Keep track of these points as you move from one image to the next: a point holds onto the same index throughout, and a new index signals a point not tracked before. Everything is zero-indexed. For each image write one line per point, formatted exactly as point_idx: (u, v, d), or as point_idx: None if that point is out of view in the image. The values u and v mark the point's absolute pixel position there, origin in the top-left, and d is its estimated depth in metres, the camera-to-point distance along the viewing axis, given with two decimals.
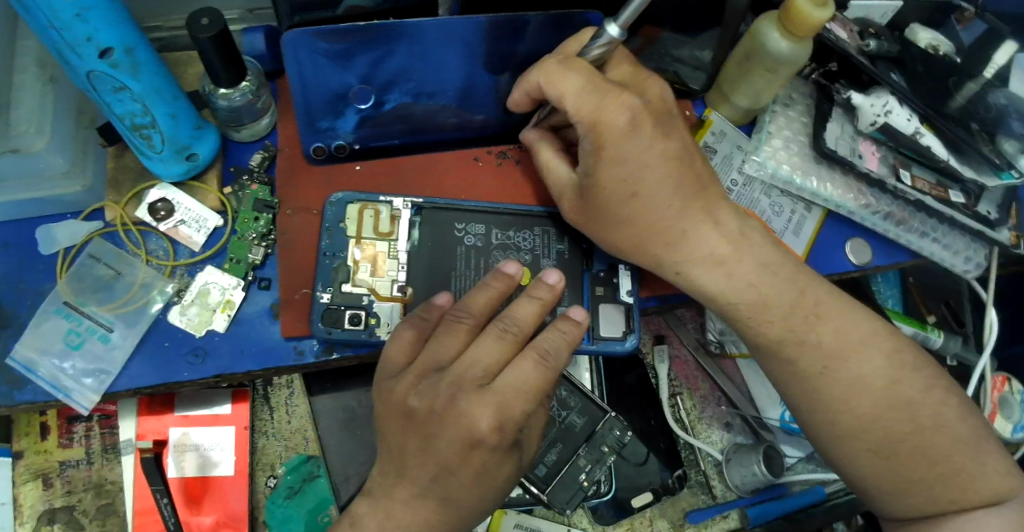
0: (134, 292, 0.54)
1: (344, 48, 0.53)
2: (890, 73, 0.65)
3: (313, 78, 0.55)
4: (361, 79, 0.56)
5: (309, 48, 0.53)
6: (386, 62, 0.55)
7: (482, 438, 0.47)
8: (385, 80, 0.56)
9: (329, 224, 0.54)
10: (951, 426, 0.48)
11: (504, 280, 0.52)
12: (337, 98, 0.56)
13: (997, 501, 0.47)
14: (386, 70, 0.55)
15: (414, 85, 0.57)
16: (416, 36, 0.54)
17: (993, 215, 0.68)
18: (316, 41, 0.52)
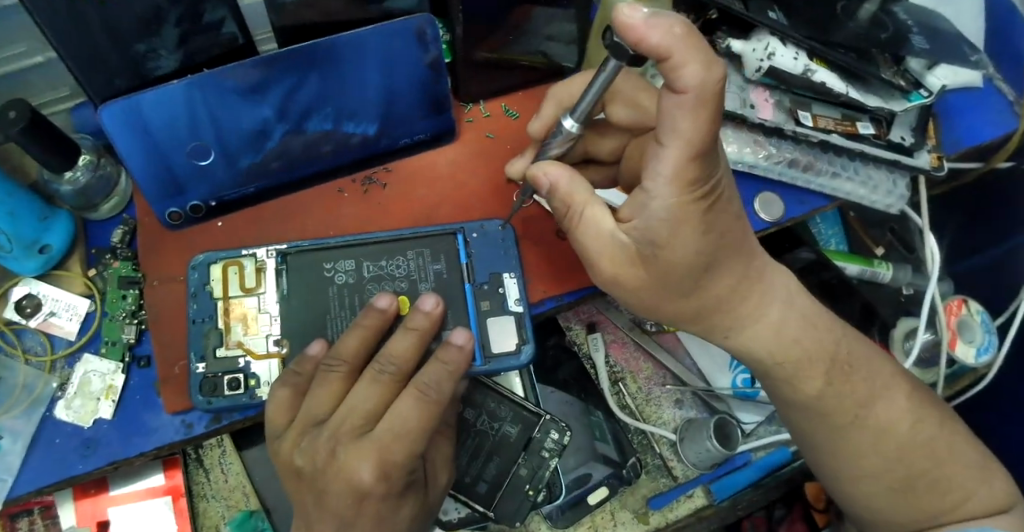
0: (17, 395, 0.52)
1: (259, 78, 0.51)
2: (767, 12, 0.59)
3: (226, 118, 0.52)
4: (276, 110, 0.53)
5: (218, 87, 0.50)
6: (301, 90, 0.53)
7: (368, 490, 0.45)
8: (302, 109, 0.54)
9: (194, 289, 0.53)
10: (852, 394, 0.51)
11: (376, 316, 0.50)
12: (252, 135, 0.54)
13: (892, 456, 0.51)
14: (302, 99, 0.53)
15: (337, 107, 0.55)
16: (332, 59, 0.52)
17: (908, 141, 0.64)
18: (225, 79, 0.50)
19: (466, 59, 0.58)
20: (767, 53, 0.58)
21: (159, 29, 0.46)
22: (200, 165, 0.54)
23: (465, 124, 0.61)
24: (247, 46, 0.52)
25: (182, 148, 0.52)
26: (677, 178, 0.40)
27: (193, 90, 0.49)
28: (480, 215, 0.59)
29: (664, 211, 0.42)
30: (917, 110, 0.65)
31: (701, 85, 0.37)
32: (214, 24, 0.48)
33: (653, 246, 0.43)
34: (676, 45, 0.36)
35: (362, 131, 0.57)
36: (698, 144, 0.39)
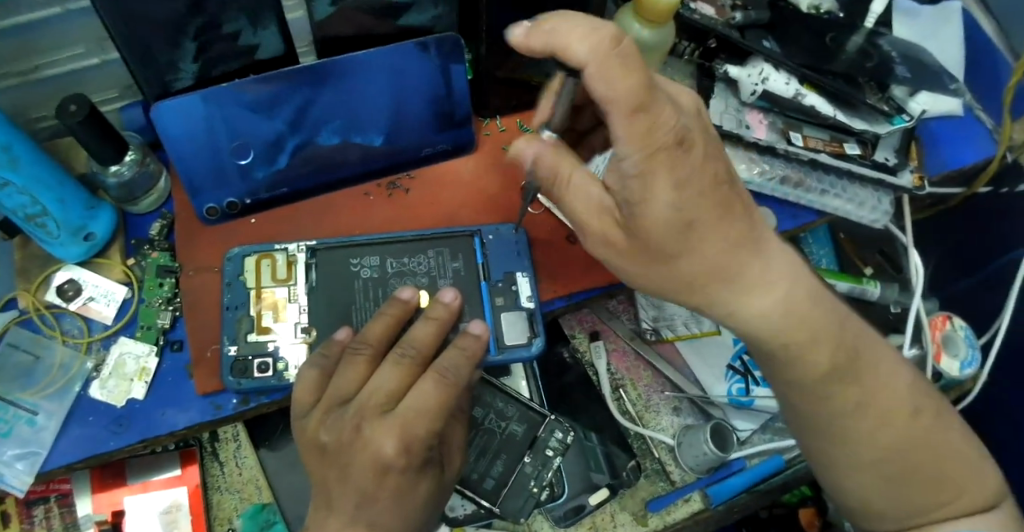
0: (54, 374, 0.56)
1: (272, 93, 0.55)
2: (762, 41, 0.66)
3: (241, 128, 0.56)
4: (288, 123, 0.57)
5: (235, 101, 0.55)
6: (312, 105, 0.57)
7: (389, 463, 0.47)
8: (312, 123, 0.58)
9: (229, 280, 0.56)
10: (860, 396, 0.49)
11: (400, 306, 0.54)
12: (265, 146, 0.58)
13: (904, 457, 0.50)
14: (312, 113, 0.57)
15: (343, 122, 0.59)
16: (341, 76, 0.56)
17: (892, 161, 0.69)
18: (240, 93, 0.54)
19: (484, 79, 0.63)
20: (760, 78, 0.64)
21: (215, 36, 0.51)
22: (227, 168, 0.58)
23: (483, 136, 0.66)
24: (288, 56, 0.56)
25: (203, 155, 0.57)
26: (633, 139, 0.37)
27: (210, 102, 0.54)
28: (494, 220, 0.63)
29: (635, 168, 0.39)
30: (900, 134, 0.70)
31: (594, 52, 0.35)
32: (230, 35, 0.51)
33: (631, 205, 0.41)
34: (552, 37, 0.37)
35: (370, 144, 0.61)
36: (627, 99, 0.36)
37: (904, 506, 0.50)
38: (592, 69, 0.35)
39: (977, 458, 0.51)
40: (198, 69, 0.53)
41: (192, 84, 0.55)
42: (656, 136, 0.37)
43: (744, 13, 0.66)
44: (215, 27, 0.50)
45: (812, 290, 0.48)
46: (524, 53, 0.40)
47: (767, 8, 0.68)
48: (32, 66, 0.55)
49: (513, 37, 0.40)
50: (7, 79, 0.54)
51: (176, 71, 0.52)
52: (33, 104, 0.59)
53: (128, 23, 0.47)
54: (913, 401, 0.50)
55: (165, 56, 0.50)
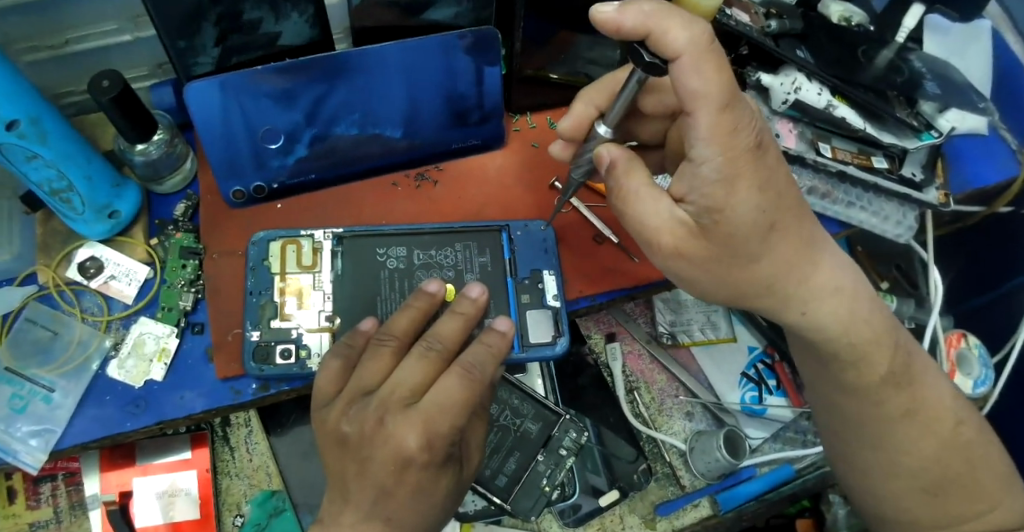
0: (72, 351, 0.55)
1: (289, 86, 0.54)
2: (795, 50, 0.66)
3: (256, 118, 0.56)
4: (305, 115, 0.57)
5: (252, 90, 0.54)
6: (328, 98, 0.56)
7: (411, 457, 0.47)
8: (328, 115, 0.57)
9: (253, 264, 0.56)
10: (887, 408, 0.50)
11: (426, 299, 0.54)
12: (282, 137, 0.57)
13: (932, 474, 0.49)
14: (329, 106, 0.57)
15: (360, 116, 0.58)
16: (358, 70, 0.55)
17: (919, 177, 0.70)
18: (258, 83, 0.53)
19: (514, 76, 0.63)
20: (793, 87, 0.64)
21: (235, 24, 0.50)
22: (251, 156, 0.57)
23: (512, 132, 0.65)
24: (325, 42, 0.56)
25: (221, 140, 0.56)
26: (716, 136, 0.40)
27: (226, 91, 0.53)
28: (522, 215, 0.62)
29: (716, 172, 0.41)
30: (926, 150, 0.70)
31: (691, 45, 0.38)
32: (251, 24, 0.51)
33: (711, 213, 0.42)
34: (649, 20, 0.38)
35: (388, 138, 0.61)
36: (717, 95, 0.39)
37: (927, 518, 0.50)
38: (687, 60, 0.39)
39: (1005, 476, 0.51)
40: (221, 55, 0.53)
41: (213, 68, 0.54)
42: (739, 136, 0.40)
43: (779, 21, 0.67)
44: (237, 15, 0.49)
45: (843, 301, 0.48)
46: (614, 31, 0.39)
47: (801, 19, 0.68)
48: (62, 41, 0.54)
49: (600, 13, 0.39)
50: (39, 53, 0.54)
51: (198, 54, 0.52)
52: (64, 77, 0.58)
53: (161, 9, 0.47)
54: (935, 412, 0.50)
55: (188, 40, 0.50)
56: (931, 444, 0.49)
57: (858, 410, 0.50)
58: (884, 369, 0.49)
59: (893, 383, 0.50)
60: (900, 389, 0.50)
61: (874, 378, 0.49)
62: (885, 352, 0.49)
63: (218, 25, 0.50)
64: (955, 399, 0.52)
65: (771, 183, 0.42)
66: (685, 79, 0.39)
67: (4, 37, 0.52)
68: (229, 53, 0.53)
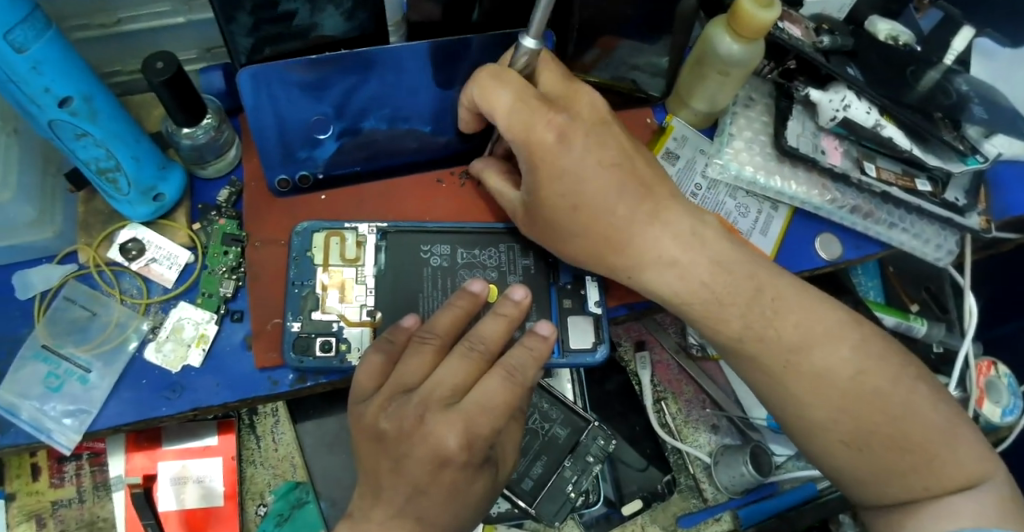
0: (109, 332, 0.55)
1: (320, 76, 0.53)
2: (846, 68, 0.65)
3: (286, 110, 0.55)
4: (334, 108, 0.56)
5: (283, 81, 0.53)
6: (359, 90, 0.55)
7: (450, 456, 0.46)
8: (357, 110, 0.57)
9: (296, 254, 0.55)
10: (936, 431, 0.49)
11: (469, 299, 0.53)
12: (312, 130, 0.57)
13: None
14: (359, 99, 0.56)
15: (390, 111, 0.58)
16: (387, 65, 0.54)
17: (961, 201, 0.69)
18: (288, 73, 0.52)
19: None
20: (843, 105, 0.63)
21: (270, 14, 0.47)
22: (285, 149, 0.57)
23: None
24: (377, 35, 0.54)
25: (253, 136, 0.56)
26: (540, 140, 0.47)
27: (257, 82, 0.52)
28: None
29: None
30: (971, 175, 0.70)
31: None
32: (287, 14, 0.48)
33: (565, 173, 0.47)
34: None
35: (417, 133, 0.60)
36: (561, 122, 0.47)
37: None
38: None
39: None
40: (253, 45, 0.50)
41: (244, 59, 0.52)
42: None
43: (831, 37, 0.66)
44: (273, 4, 0.46)
45: None
46: None
47: (851, 36, 0.68)
48: (116, 20, 0.54)
49: None
50: (91, 30, 0.54)
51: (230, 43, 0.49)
52: (113, 57, 0.58)
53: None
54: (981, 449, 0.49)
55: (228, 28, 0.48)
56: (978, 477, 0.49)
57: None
58: (741, 320, 0.50)
59: (778, 329, 0.50)
60: (822, 352, 0.49)
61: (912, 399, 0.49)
62: (742, 299, 0.51)
63: (253, 15, 0.47)
64: None
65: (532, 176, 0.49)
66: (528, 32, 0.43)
67: (59, 13, 0.52)
68: (262, 43, 0.50)
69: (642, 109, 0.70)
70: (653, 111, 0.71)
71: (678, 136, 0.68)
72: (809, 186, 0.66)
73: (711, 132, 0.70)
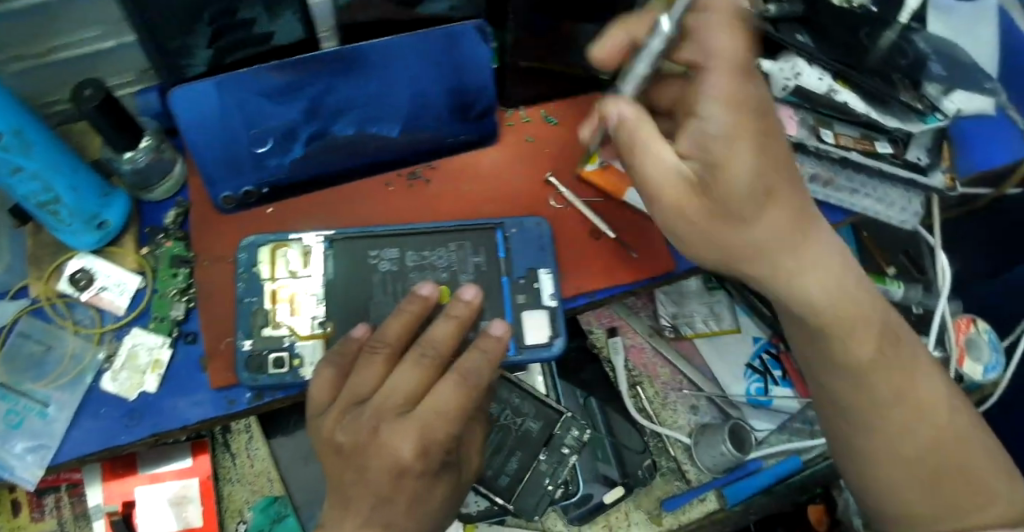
0: (66, 364, 0.55)
1: (293, 80, 0.53)
2: (795, 35, 0.63)
3: (257, 119, 0.55)
4: (304, 112, 0.56)
5: (255, 86, 0.53)
6: (331, 93, 0.55)
7: (407, 466, 0.46)
8: (329, 113, 0.57)
9: (243, 271, 0.55)
10: (898, 401, 0.48)
11: (419, 303, 0.53)
12: (280, 135, 0.56)
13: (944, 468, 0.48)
14: (331, 102, 0.56)
15: (360, 112, 0.57)
16: (362, 64, 0.55)
17: (924, 161, 0.67)
18: (261, 78, 0.52)
19: (506, 67, 0.61)
20: (794, 73, 0.61)
21: (231, 22, 0.50)
22: (242, 158, 0.56)
23: (505, 128, 0.64)
24: (310, 40, 0.54)
25: (217, 144, 0.55)
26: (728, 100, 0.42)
27: (228, 87, 0.52)
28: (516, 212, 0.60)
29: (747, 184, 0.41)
30: (932, 134, 0.68)
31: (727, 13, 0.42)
32: (248, 22, 0.50)
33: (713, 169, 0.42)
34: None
35: (385, 135, 0.59)
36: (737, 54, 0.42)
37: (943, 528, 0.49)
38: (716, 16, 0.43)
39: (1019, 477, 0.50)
40: (214, 55, 0.52)
41: (205, 70, 0.54)
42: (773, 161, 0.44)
43: (778, 5, 0.64)
44: (234, 12, 0.49)
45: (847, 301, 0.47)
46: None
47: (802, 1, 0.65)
48: (46, 49, 0.52)
49: None
50: (25, 60, 0.53)
51: (190, 55, 0.52)
52: (49, 84, 0.56)
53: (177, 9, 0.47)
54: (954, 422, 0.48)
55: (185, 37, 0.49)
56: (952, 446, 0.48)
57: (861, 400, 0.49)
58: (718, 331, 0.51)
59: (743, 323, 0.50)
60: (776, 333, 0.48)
61: (869, 370, 0.48)
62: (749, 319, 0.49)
63: (213, 24, 0.49)
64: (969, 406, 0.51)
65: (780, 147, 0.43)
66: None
67: None
68: (222, 53, 0.52)
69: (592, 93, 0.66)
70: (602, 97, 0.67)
71: None
72: None
73: None
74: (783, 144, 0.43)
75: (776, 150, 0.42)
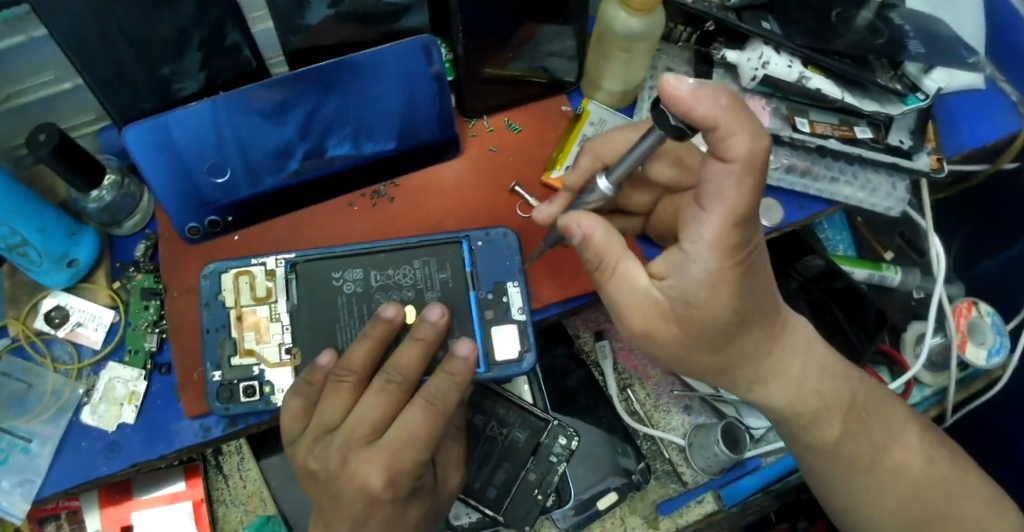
0: (46, 401, 0.56)
1: (283, 99, 0.55)
2: (761, 22, 0.61)
3: (249, 139, 0.56)
4: (298, 131, 0.57)
5: (244, 109, 0.54)
6: (321, 109, 0.56)
7: (377, 495, 0.46)
8: (321, 130, 0.57)
9: (207, 299, 0.55)
10: None
11: (383, 326, 0.51)
12: (274, 154, 0.57)
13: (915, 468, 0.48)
14: (322, 119, 0.57)
15: (352, 128, 0.58)
16: (351, 82, 0.56)
17: (907, 144, 0.65)
18: (249, 100, 0.54)
19: (468, 77, 0.60)
20: (760, 62, 0.60)
21: (217, 49, 0.52)
22: (220, 181, 0.57)
23: (468, 138, 0.63)
24: (259, 70, 0.56)
25: (206, 168, 0.56)
26: (718, 243, 0.41)
27: (219, 110, 0.53)
28: (483, 224, 0.60)
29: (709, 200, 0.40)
30: (915, 114, 0.65)
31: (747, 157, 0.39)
32: (234, 47, 0.52)
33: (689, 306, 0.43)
34: (723, 114, 0.38)
35: (380, 151, 0.60)
36: (738, 209, 0.40)
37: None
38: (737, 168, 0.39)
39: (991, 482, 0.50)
40: (207, 79, 0.54)
41: (197, 91, 0.55)
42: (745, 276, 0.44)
43: None
44: (221, 38, 0.51)
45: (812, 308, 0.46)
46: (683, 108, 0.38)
47: None
48: (5, 95, 0.53)
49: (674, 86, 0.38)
50: None
51: (183, 79, 0.53)
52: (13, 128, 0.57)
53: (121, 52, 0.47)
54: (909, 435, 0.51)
55: (172, 65, 0.51)
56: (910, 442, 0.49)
57: (826, 431, 0.50)
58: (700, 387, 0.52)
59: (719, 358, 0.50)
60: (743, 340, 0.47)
61: None
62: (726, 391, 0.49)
63: (202, 48, 0.51)
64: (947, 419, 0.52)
65: (758, 273, 0.44)
66: (693, 105, 0.38)
67: None
68: (214, 77, 0.54)
69: (557, 96, 0.66)
70: (568, 97, 0.66)
71: (596, 119, 0.64)
72: None
73: (631, 110, 0.66)
74: (758, 277, 0.44)
75: (755, 280, 0.43)
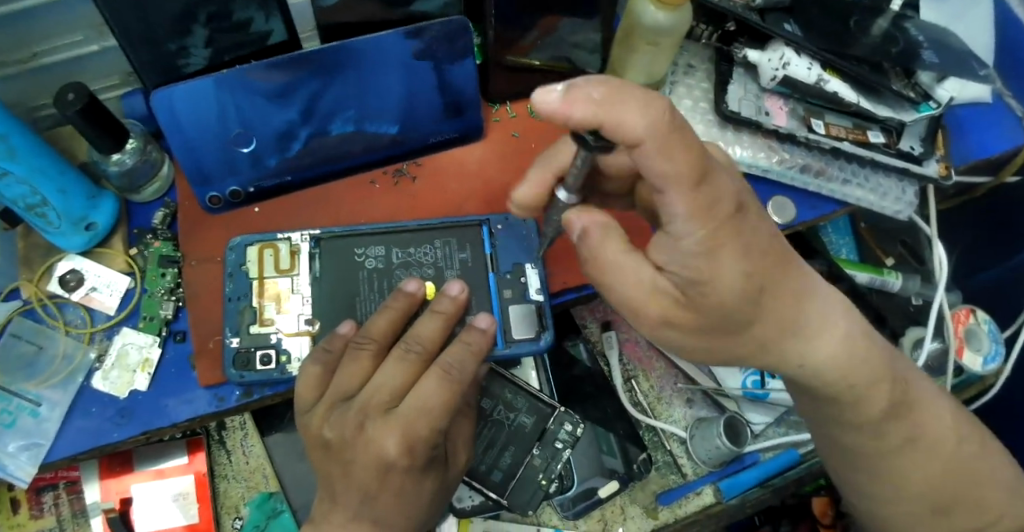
0: (57, 365, 0.55)
1: (287, 83, 0.53)
2: (783, 25, 0.62)
3: (253, 118, 0.55)
4: (300, 112, 0.56)
5: (247, 89, 0.53)
6: (326, 93, 0.55)
7: (392, 462, 0.46)
8: (324, 112, 0.56)
9: (231, 269, 0.55)
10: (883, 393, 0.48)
11: (405, 299, 0.52)
12: (276, 135, 0.56)
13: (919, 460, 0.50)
14: (325, 102, 0.56)
15: (355, 112, 0.57)
16: (355, 66, 0.54)
17: (917, 150, 0.67)
18: (252, 82, 0.52)
19: (494, 63, 0.61)
20: (781, 63, 0.61)
21: (223, 25, 0.50)
22: (229, 158, 0.56)
23: (492, 123, 0.64)
24: (293, 42, 0.54)
25: (213, 141, 0.55)
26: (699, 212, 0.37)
27: (221, 89, 0.52)
28: (503, 207, 0.61)
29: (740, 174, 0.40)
30: (926, 122, 0.67)
31: (653, 132, 0.34)
32: (242, 23, 0.50)
33: (701, 288, 0.39)
34: (602, 110, 0.34)
35: (380, 134, 0.59)
36: (686, 176, 0.35)
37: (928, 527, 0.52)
38: (651, 147, 0.34)
39: (987, 479, 0.52)
40: (212, 54, 0.52)
41: (202, 68, 0.53)
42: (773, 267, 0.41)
43: None
44: (228, 14, 0.49)
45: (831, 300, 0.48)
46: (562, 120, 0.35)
47: None
48: (31, 54, 0.53)
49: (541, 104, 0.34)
50: (8, 68, 0.53)
51: (188, 55, 0.51)
52: (36, 90, 0.57)
53: (146, 16, 0.46)
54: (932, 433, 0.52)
55: (177, 40, 0.49)
56: (921, 436, 0.51)
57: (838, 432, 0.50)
58: None
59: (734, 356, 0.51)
60: None
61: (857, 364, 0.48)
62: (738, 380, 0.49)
63: (208, 25, 0.49)
64: (955, 419, 0.53)
65: (753, 247, 0.39)
66: (568, 113, 0.34)
67: None
68: (219, 53, 0.52)
69: None
70: None
71: None
72: (755, 151, 0.65)
73: None
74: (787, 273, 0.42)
75: (750, 256, 0.39)
